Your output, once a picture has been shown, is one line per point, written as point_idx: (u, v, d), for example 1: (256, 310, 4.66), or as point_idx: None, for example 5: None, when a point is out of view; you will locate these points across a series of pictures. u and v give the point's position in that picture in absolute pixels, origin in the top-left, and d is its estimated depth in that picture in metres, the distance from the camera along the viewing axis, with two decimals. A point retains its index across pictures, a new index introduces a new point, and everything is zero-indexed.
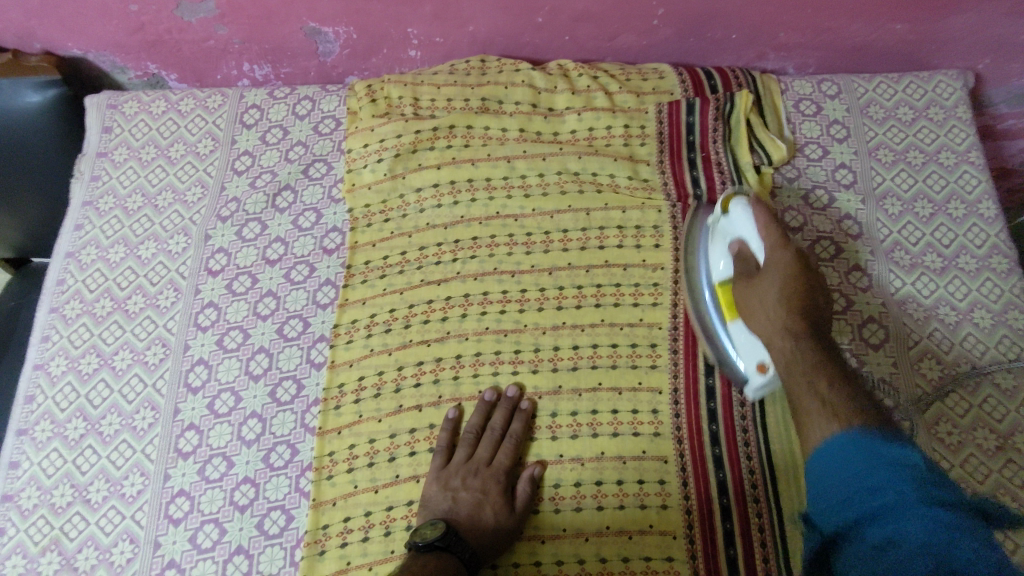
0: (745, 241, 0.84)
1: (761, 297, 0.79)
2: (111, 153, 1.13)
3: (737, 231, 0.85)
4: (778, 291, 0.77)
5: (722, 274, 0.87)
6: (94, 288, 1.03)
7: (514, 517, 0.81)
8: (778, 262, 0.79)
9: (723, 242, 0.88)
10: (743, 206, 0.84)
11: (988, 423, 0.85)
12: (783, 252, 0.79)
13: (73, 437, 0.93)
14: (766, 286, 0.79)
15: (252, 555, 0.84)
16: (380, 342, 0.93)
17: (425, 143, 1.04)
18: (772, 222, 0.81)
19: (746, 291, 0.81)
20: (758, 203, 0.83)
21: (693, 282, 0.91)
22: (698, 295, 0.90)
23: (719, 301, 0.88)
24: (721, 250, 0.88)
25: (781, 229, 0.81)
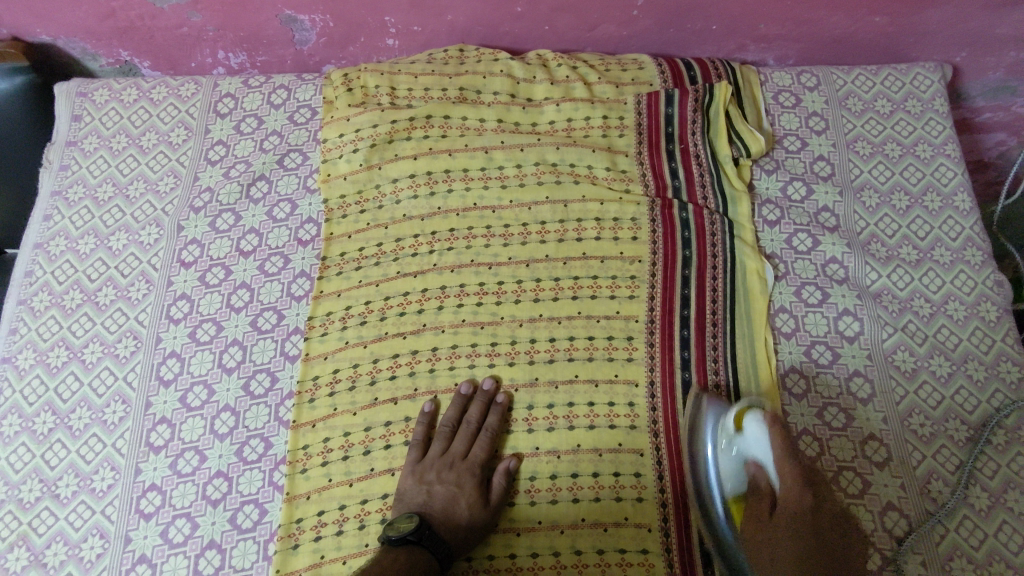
0: (763, 467, 0.80)
1: (773, 537, 0.74)
2: (81, 142, 1.11)
3: (755, 453, 0.81)
4: (790, 535, 0.73)
5: (734, 487, 0.82)
6: (63, 279, 1.01)
7: (488, 511, 0.81)
8: (790, 505, 0.75)
9: (735, 460, 0.82)
10: (761, 429, 0.80)
11: (960, 413, 0.86)
12: (798, 493, 0.75)
13: (42, 432, 0.91)
14: (779, 528, 0.75)
15: (225, 549, 0.83)
16: (355, 334, 0.92)
17: (401, 133, 1.03)
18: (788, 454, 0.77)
19: (760, 525, 0.76)
20: (775, 427, 0.79)
21: (700, 488, 0.83)
22: (705, 501, 0.82)
23: (732, 519, 0.81)
24: (734, 467, 0.82)
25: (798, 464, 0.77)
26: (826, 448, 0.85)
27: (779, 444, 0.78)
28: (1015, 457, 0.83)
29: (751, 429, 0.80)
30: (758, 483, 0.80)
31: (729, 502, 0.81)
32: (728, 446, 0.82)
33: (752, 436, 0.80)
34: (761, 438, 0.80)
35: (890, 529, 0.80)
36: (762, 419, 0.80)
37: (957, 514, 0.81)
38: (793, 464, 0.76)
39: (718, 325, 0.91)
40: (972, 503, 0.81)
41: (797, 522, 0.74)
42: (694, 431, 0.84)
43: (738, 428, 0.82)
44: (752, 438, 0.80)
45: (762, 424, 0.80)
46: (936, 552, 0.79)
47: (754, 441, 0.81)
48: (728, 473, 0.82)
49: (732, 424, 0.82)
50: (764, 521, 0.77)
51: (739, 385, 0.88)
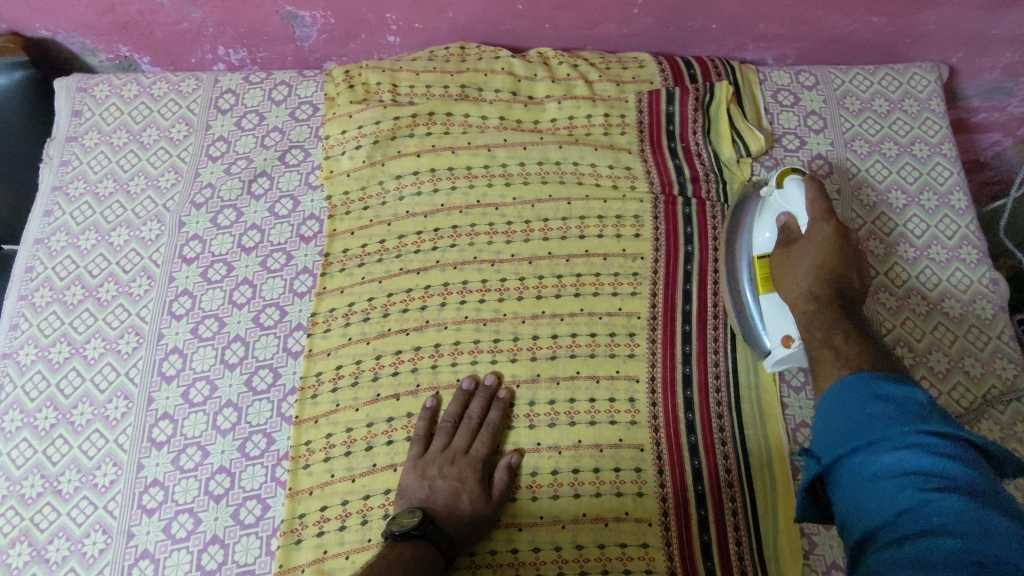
0: (793, 218, 0.83)
1: (795, 266, 0.79)
2: (81, 138, 1.10)
3: (788, 204, 0.84)
4: (812, 259, 0.78)
5: (763, 244, 0.86)
6: (64, 275, 1.00)
7: (490, 504, 0.81)
8: (816, 235, 0.78)
9: (770, 214, 0.86)
10: (797, 183, 0.83)
11: (956, 410, 0.87)
12: (825, 226, 0.78)
13: (43, 427, 0.91)
14: (801, 256, 0.79)
15: (228, 544, 0.83)
16: (359, 331, 0.93)
17: (403, 130, 1.03)
18: (821, 197, 0.80)
19: (784, 261, 0.81)
20: (813, 183, 0.82)
21: (732, 249, 0.91)
22: (733, 261, 0.91)
23: (754, 273, 0.87)
24: (767, 221, 0.86)
25: (829, 207, 0.80)
26: None
27: (813, 188, 0.81)
28: (1009, 453, 0.85)
29: (788, 185, 0.84)
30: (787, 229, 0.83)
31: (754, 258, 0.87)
32: (768, 203, 0.87)
33: (787, 191, 0.84)
34: (796, 188, 0.83)
35: None
36: (800, 176, 0.83)
37: None
38: (823, 205, 0.80)
39: (719, 319, 0.92)
40: None
41: (821, 249, 0.77)
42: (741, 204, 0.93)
43: (779, 184, 0.86)
44: (787, 192, 0.84)
45: (801, 180, 0.83)
46: None
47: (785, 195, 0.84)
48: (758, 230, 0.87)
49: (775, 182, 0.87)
50: (787, 257, 0.81)
51: (740, 396, 0.88)
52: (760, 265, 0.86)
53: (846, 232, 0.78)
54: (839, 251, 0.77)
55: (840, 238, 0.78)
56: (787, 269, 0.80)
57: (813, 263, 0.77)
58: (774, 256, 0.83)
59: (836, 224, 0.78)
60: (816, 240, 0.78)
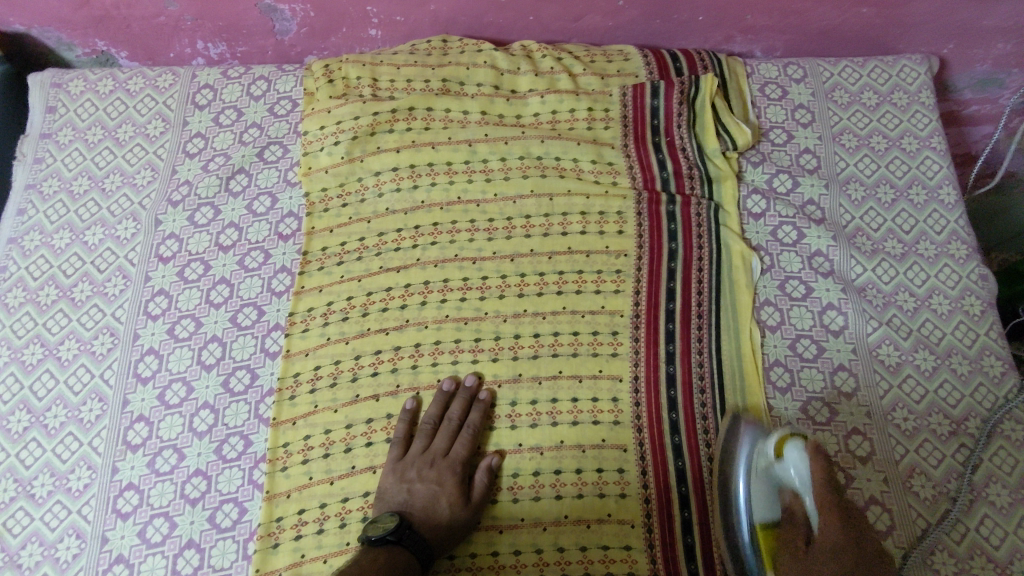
0: (800, 496, 0.75)
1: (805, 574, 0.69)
2: (56, 134, 1.08)
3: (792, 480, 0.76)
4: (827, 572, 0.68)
5: (763, 515, 0.76)
6: (38, 275, 0.99)
7: (470, 509, 0.80)
8: (829, 540, 0.69)
9: (769, 485, 0.77)
10: (801, 456, 0.75)
11: (942, 408, 0.86)
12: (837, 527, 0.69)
13: (17, 431, 0.89)
14: (814, 563, 0.69)
15: (204, 549, 0.82)
16: (337, 330, 0.91)
17: (383, 125, 1.01)
18: (827, 484, 0.72)
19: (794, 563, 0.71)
20: (816, 457, 0.73)
21: (729, 513, 0.79)
22: (732, 524, 0.78)
23: (758, 550, 0.75)
24: (765, 492, 0.77)
25: (837, 495, 0.71)
26: None
27: (820, 474, 0.72)
28: (996, 451, 0.83)
29: (789, 455, 0.76)
30: (794, 512, 0.75)
31: (755, 526, 0.76)
32: (765, 469, 0.78)
33: (790, 463, 0.76)
34: (801, 465, 0.75)
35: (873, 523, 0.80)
36: (800, 444, 0.76)
37: (940, 509, 0.81)
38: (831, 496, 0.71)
39: (704, 318, 0.90)
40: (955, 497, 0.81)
41: (840, 559, 0.68)
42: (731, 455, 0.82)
43: (777, 453, 0.77)
44: (792, 465, 0.76)
45: (804, 452, 0.75)
46: (919, 546, 0.79)
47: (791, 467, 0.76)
48: (757, 498, 0.77)
49: (771, 447, 0.78)
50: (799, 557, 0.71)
51: (725, 397, 0.86)
52: (764, 542, 0.75)
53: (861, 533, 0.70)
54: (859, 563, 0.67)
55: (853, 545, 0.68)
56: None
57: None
58: (782, 550, 0.73)
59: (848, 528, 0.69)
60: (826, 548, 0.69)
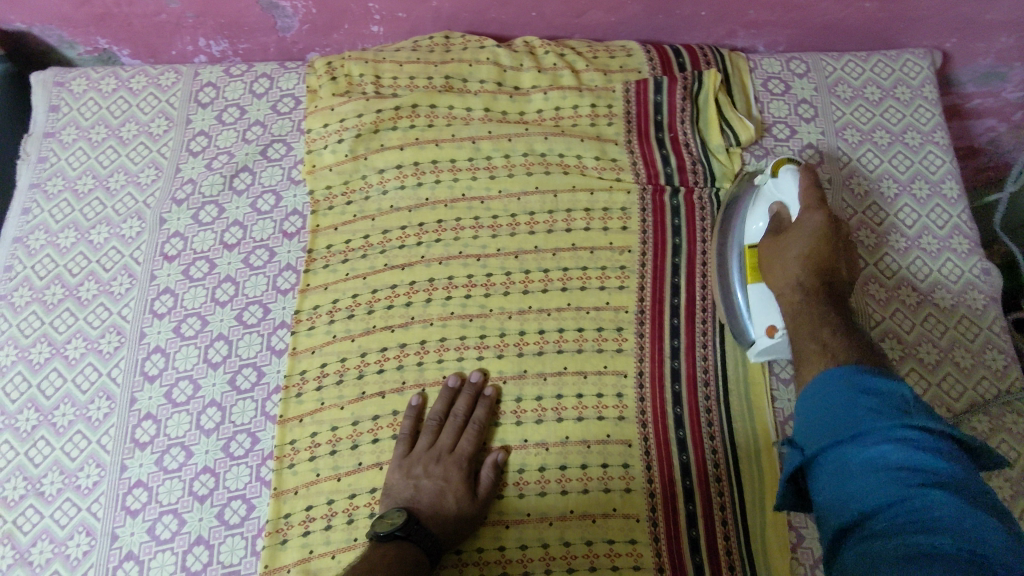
0: (786, 207, 0.84)
1: (786, 251, 0.80)
2: (59, 133, 1.08)
3: (781, 196, 0.85)
4: (803, 245, 0.78)
5: (754, 232, 0.87)
6: (44, 274, 0.99)
7: (476, 502, 0.81)
8: (810, 222, 0.79)
9: (764, 203, 0.87)
10: (794, 174, 0.84)
11: (945, 401, 0.86)
12: (817, 216, 0.79)
13: (25, 429, 0.90)
14: (792, 241, 0.80)
15: (213, 545, 0.83)
16: (343, 328, 0.92)
17: (386, 123, 1.01)
18: (817, 190, 0.81)
19: (774, 248, 0.82)
20: (808, 173, 0.82)
21: (724, 235, 0.91)
22: (724, 251, 0.90)
23: (744, 261, 0.87)
24: (760, 210, 0.87)
25: (822, 195, 0.81)
26: None
27: (808, 181, 0.82)
28: (999, 445, 0.84)
29: (784, 174, 0.85)
30: (779, 218, 0.84)
31: (745, 247, 0.88)
32: (761, 194, 0.88)
33: (785, 179, 0.85)
34: (792, 182, 0.84)
35: None
36: (795, 166, 0.85)
37: None
38: (815, 193, 0.80)
39: (708, 312, 0.90)
40: None
41: (814, 242, 0.78)
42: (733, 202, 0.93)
43: (774, 174, 0.87)
44: (784, 182, 0.85)
45: (797, 174, 0.84)
46: None
47: (784, 186, 0.85)
48: (751, 218, 0.88)
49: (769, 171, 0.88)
50: (778, 244, 0.82)
51: (729, 389, 0.87)
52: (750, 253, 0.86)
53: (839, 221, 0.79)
54: (831, 239, 0.78)
55: (829, 224, 0.78)
56: (777, 259, 0.81)
57: (808, 254, 0.78)
58: (763, 244, 0.84)
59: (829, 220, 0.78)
60: (806, 227, 0.78)
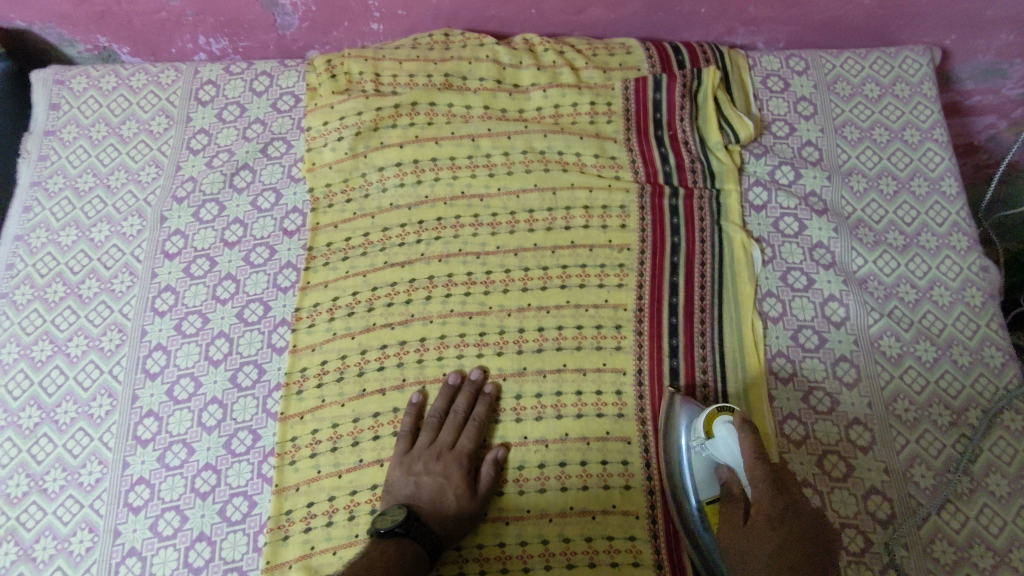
0: (734, 472, 0.75)
1: (749, 550, 0.69)
2: (60, 131, 1.09)
3: (723, 457, 0.75)
4: (766, 547, 0.68)
5: (710, 493, 0.78)
6: (45, 272, 0.99)
7: (476, 501, 0.81)
8: (764, 515, 0.69)
9: (708, 462, 0.79)
10: (729, 432, 0.75)
11: (943, 398, 0.87)
12: (767, 503, 0.69)
13: (27, 427, 0.90)
14: (755, 537, 0.69)
15: (215, 541, 0.83)
16: (343, 326, 0.92)
17: (386, 121, 1.01)
18: (757, 462, 0.70)
19: (734, 536, 0.72)
20: (745, 435, 0.72)
21: (679, 493, 0.80)
22: (683, 508, 0.80)
23: (709, 525, 0.78)
24: (706, 471, 0.79)
25: (768, 468, 0.70)
26: (811, 433, 0.85)
27: (750, 449, 0.71)
28: (996, 441, 0.84)
29: (720, 435, 0.76)
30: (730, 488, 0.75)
31: (704, 506, 0.78)
32: (700, 449, 0.79)
33: (721, 440, 0.75)
34: (731, 445, 0.74)
35: (873, 512, 0.82)
36: (728, 419, 0.76)
37: (940, 498, 0.82)
38: (762, 474, 0.70)
39: (706, 310, 0.91)
40: (955, 487, 0.82)
41: (773, 542, 0.68)
42: (670, 436, 0.83)
43: (708, 429, 0.78)
44: (722, 440, 0.75)
45: (732, 428, 0.75)
46: (918, 535, 0.80)
47: (722, 444, 0.75)
48: (702, 478, 0.79)
49: (702, 426, 0.78)
50: (738, 532, 0.72)
51: (728, 387, 0.87)
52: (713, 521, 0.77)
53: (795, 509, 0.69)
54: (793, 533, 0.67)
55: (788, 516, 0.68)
56: (742, 555, 0.70)
57: (764, 556, 0.67)
58: (725, 523, 0.74)
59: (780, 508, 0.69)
60: (763, 521, 0.69)
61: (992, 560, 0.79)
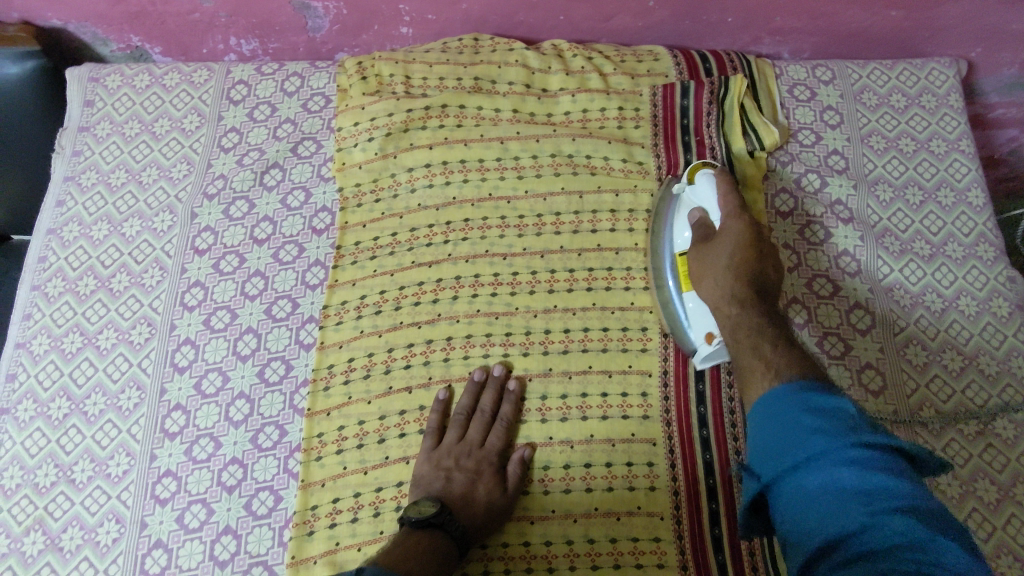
0: (706, 212, 0.87)
1: (712, 258, 0.82)
2: (94, 128, 1.10)
3: (701, 201, 0.88)
4: (727, 252, 0.80)
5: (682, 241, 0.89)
6: (77, 265, 1.01)
7: (505, 497, 0.82)
8: (732, 227, 0.82)
9: (686, 211, 0.90)
10: (710, 180, 0.88)
11: (970, 408, 0.87)
12: (736, 219, 0.82)
13: (57, 417, 0.91)
14: (718, 247, 0.82)
15: (240, 535, 0.84)
16: (370, 323, 0.93)
17: (416, 122, 1.03)
18: (732, 192, 0.85)
19: (699, 253, 0.84)
20: (723, 177, 0.87)
21: (656, 243, 0.93)
22: (659, 261, 0.92)
23: (677, 271, 0.89)
24: (684, 220, 0.90)
25: (740, 200, 0.84)
26: None
27: (723, 184, 0.86)
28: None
29: (702, 181, 0.89)
30: (699, 224, 0.87)
31: (676, 256, 0.89)
32: (683, 203, 0.92)
33: (702, 185, 0.89)
34: (707, 186, 0.88)
35: None
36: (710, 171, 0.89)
37: (968, 508, 0.81)
38: (733, 199, 0.84)
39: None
40: (983, 496, 0.82)
41: (735, 241, 0.81)
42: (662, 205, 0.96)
43: (692, 182, 0.91)
44: (701, 186, 0.89)
45: (711, 177, 0.88)
46: None
47: (701, 189, 0.89)
48: (678, 228, 0.90)
49: (687, 180, 0.91)
50: (703, 250, 0.84)
51: None
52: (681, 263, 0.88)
53: (758, 227, 0.82)
54: (755, 243, 0.80)
55: (750, 226, 0.81)
56: (704, 265, 0.82)
57: (725, 258, 0.80)
58: (690, 252, 0.86)
59: (747, 222, 0.82)
60: (729, 231, 0.82)
61: (1020, 571, 0.79)
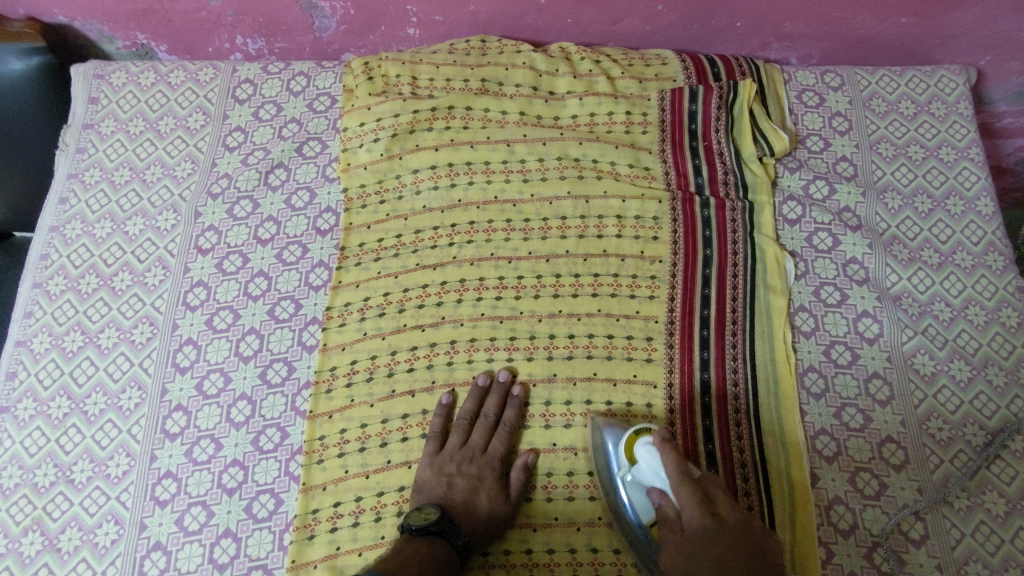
0: (666, 491, 0.77)
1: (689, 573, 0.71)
2: (98, 125, 1.10)
3: (653, 479, 0.78)
4: (701, 561, 0.71)
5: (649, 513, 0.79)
6: (79, 263, 1.00)
7: (508, 505, 0.81)
8: (694, 530, 0.73)
9: (641, 493, 0.79)
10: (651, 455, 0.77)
11: (977, 419, 0.86)
12: (695, 510, 0.73)
13: (57, 416, 0.91)
14: (689, 553, 0.72)
15: (240, 538, 0.83)
16: (373, 326, 0.92)
17: (422, 124, 1.02)
18: (679, 476, 0.75)
19: (673, 555, 0.73)
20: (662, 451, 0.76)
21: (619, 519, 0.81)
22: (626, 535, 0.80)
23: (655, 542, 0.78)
24: (643, 500, 0.79)
25: (689, 479, 0.75)
26: (843, 450, 0.85)
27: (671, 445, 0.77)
28: None
29: (644, 458, 0.78)
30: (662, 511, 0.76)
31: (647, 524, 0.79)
32: (632, 482, 0.80)
33: (646, 464, 0.78)
34: (652, 464, 0.77)
35: (906, 531, 0.80)
36: (647, 443, 0.78)
37: (975, 520, 0.81)
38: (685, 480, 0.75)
39: (737, 395, 0.87)
40: (990, 507, 0.81)
41: (705, 543, 0.71)
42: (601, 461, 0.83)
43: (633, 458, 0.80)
44: (644, 465, 0.78)
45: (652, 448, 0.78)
46: (951, 557, 0.79)
47: (646, 468, 0.78)
48: (640, 502, 0.79)
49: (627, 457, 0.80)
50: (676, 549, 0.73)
51: (759, 403, 0.87)
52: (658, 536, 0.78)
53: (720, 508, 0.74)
54: (726, 536, 0.71)
55: (715, 518, 0.73)
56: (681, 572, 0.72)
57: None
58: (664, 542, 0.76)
59: (707, 512, 0.73)
60: (694, 533, 0.72)
61: None
